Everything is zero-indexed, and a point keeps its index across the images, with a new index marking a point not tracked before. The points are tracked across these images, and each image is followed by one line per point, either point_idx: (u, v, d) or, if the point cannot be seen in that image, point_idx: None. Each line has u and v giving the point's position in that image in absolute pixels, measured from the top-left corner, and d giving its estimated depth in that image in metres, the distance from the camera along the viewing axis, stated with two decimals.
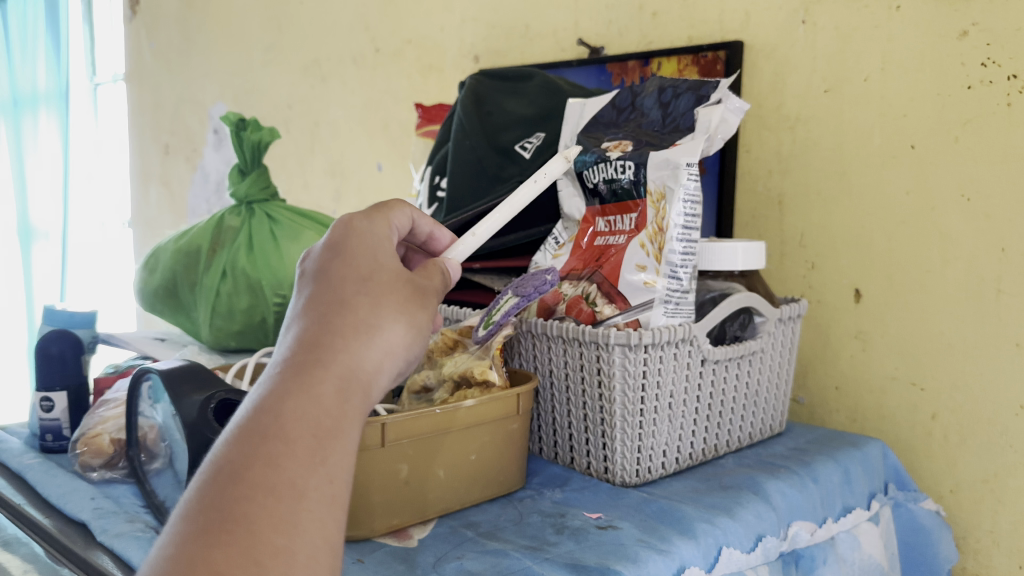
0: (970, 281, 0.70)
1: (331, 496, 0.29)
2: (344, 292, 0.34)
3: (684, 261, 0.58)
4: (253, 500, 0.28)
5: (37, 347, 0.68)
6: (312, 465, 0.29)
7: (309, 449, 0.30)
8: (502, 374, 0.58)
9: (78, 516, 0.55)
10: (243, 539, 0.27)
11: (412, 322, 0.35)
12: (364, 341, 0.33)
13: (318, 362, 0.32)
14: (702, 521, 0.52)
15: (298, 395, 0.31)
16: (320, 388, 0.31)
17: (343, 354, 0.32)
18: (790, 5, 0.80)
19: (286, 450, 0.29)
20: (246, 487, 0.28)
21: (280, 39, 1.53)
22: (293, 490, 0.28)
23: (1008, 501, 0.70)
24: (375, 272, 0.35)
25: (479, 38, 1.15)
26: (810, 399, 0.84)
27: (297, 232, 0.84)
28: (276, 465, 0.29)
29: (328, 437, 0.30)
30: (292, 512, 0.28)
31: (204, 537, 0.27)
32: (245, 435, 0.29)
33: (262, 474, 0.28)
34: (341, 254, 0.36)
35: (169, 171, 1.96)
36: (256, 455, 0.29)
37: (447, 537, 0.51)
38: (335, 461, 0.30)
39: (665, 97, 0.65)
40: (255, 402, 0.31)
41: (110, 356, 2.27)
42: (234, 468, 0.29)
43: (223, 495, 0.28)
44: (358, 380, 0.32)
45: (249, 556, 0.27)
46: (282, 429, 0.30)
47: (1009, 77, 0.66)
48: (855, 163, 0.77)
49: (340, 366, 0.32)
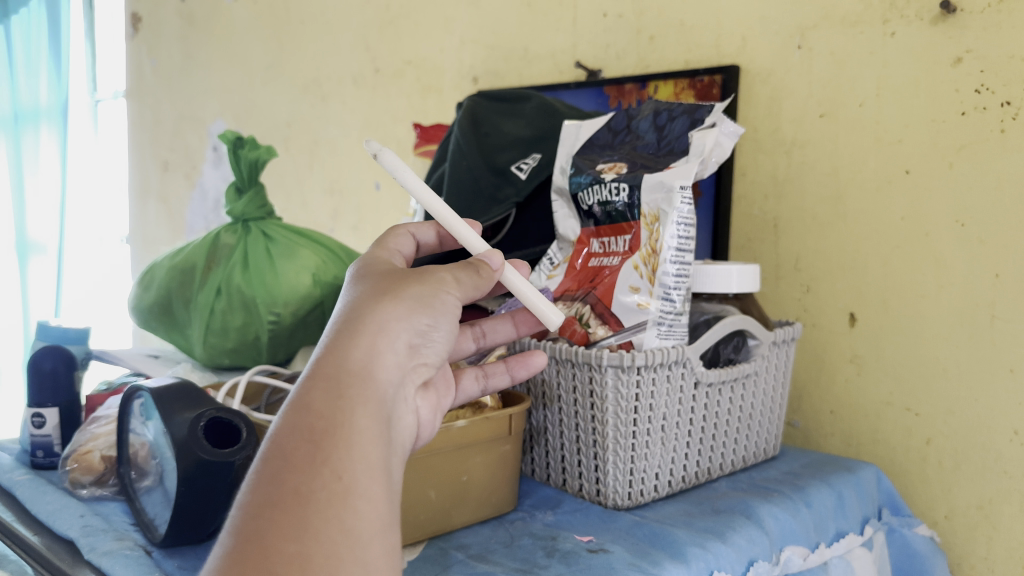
0: (965, 306, 0.70)
1: (341, 492, 0.27)
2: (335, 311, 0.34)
3: (678, 282, 0.58)
4: (263, 517, 0.26)
5: (29, 363, 0.68)
6: (315, 467, 0.28)
7: (309, 453, 0.28)
8: (495, 396, 0.59)
9: (66, 534, 0.54)
10: (255, 554, 0.25)
11: (396, 307, 0.34)
12: (348, 339, 0.32)
13: (308, 372, 0.31)
14: (693, 545, 0.51)
15: (292, 408, 0.30)
16: (310, 394, 0.30)
17: (330, 356, 0.31)
18: (786, 30, 0.81)
19: (287, 461, 0.28)
20: (257, 506, 0.27)
21: (280, 58, 1.55)
22: (297, 495, 0.27)
23: (1003, 528, 0.70)
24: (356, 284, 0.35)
25: (478, 59, 1.15)
26: (804, 423, 0.84)
27: (293, 249, 0.84)
28: (281, 476, 0.28)
29: (327, 435, 0.29)
30: (301, 517, 0.26)
31: (223, 563, 0.26)
32: (254, 464, 0.28)
33: (270, 489, 0.27)
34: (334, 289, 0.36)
35: (169, 188, 1.97)
36: (265, 475, 0.28)
37: (436, 559, 0.50)
38: (340, 457, 0.28)
39: (660, 120, 0.65)
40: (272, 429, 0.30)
41: (105, 371, 2.27)
42: (248, 491, 0.28)
43: (237, 522, 0.27)
44: (351, 374, 0.31)
45: (261, 568, 0.25)
46: (281, 444, 0.28)
47: (1002, 104, 0.66)
48: (850, 187, 0.78)
49: (328, 368, 0.31)
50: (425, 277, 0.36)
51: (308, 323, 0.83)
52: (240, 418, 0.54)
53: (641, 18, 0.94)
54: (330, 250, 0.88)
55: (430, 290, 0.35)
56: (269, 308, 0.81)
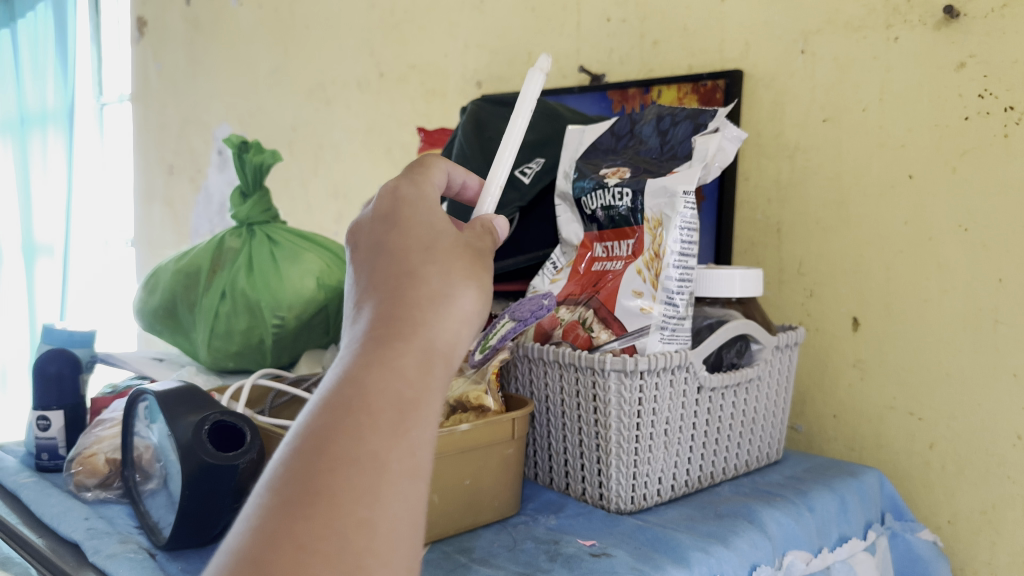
0: (969, 311, 0.70)
1: (412, 469, 0.28)
2: (413, 260, 0.33)
3: (682, 287, 0.58)
4: (335, 473, 0.26)
5: (35, 367, 0.68)
6: (395, 439, 0.28)
7: (391, 421, 0.28)
8: (498, 400, 0.59)
9: (71, 536, 0.55)
10: (326, 512, 0.26)
11: (481, 291, 0.33)
12: (441, 313, 0.31)
13: (398, 334, 0.30)
14: (695, 549, 0.51)
15: (377, 366, 0.29)
16: (402, 361, 0.29)
17: (420, 327, 0.31)
18: (790, 35, 0.81)
19: (367, 421, 0.28)
20: (330, 459, 0.27)
21: (285, 62, 1.55)
22: (375, 461, 0.27)
23: (1006, 533, 0.70)
24: (437, 241, 0.34)
25: (483, 64, 1.16)
26: (807, 427, 0.84)
27: (297, 253, 0.84)
28: (359, 436, 0.27)
29: (409, 410, 0.29)
30: (375, 485, 0.27)
31: (289, 507, 0.26)
32: (328, 413, 0.28)
33: (345, 447, 0.27)
34: (398, 225, 0.34)
35: (174, 191, 1.97)
36: (340, 425, 0.28)
37: (440, 562, 0.50)
38: (417, 433, 0.28)
39: (663, 125, 0.65)
40: (339, 375, 0.29)
41: (110, 375, 2.28)
42: (318, 438, 0.27)
43: (306, 468, 0.27)
44: (437, 352, 0.31)
45: (333, 528, 0.25)
46: (361, 400, 0.28)
47: (1006, 109, 0.67)
48: (854, 192, 0.78)
49: (420, 339, 0.30)
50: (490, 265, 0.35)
51: (312, 326, 0.84)
52: (244, 422, 0.54)
53: (645, 23, 0.94)
54: (334, 254, 0.88)
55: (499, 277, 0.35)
56: (273, 312, 0.82)
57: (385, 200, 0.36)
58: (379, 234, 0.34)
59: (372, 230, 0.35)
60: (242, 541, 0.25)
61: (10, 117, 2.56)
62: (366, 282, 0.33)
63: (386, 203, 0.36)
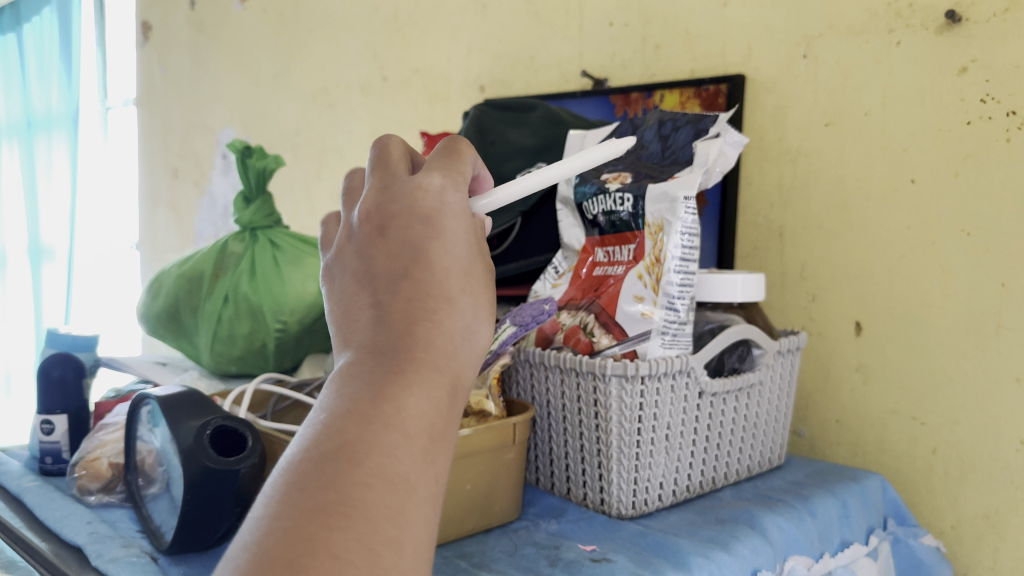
0: (971, 315, 0.70)
1: (433, 493, 0.28)
2: (453, 281, 0.31)
3: (683, 292, 0.58)
4: (370, 490, 0.26)
5: (39, 371, 0.68)
6: (424, 465, 0.28)
7: (422, 447, 0.28)
8: (499, 404, 0.59)
9: (74, 540, 0.55)
10: (361, 524, 0.25)
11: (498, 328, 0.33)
12: (469, 348, 0.31)
13: (434, 361, 0.30)
14: (695, 555, 0.51)
15: (413, 391, 0.29)
16: (435, 390, 0.29)
17: (453, 360, 0.30)
18: (791, 40, 0.81)
19: (401, 443, 0.28)
20: (365, 475, 0.27)
21: (288, 66, 1.56)
22: (406, 483, 0.27)
23: (1009, 538, 0.70)
24: (471, 264, 0.32)
25: (485, 68, 1.16)
26: (810, 431, 0.84)
27: (300, 258, 0.84)
28: (393, 456, 0.27)
29: (436, 438, 0.29)
30: (405, 506, 0.27)
31: (321, 514, 0.25)
32: (364, 429, 0.28)
33: (380, 464, 0.27)
34: (440, 231, 0.32)
35: (178, 195, 1.98)
36: (375, 442, 0.27)
37: (441, 567, 0.51)
38: (441, 462, 0.29)
39: (664, 130, 0.66)
40: (372, 388, 0.29)
41: (114, 377, 2.29)
42: (353, 451, 0.27)
43: (342, 480, 0.26)
44: (462, 386, 0.31)
45: (365, 541, 0.25)
46: (397, 421, 0.28)
47: (1008, 113, 0.66)
48: (856, 197, 0.78)
49: (452, 371, 0.30)
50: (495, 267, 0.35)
51: (314, 331, 0.84)
52: (246, 427, 0.54)
53: (647, 27, 0.94)
54: None
55: None
56: (275, 317, 0.82)
57: (426, 192, 0.33)
58: (417, 231, 0.32)
59: (407, 225, 0.32)
60: (270, 543, 0.24)
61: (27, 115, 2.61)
62: (400, 284, 0.31)
63: (425, 201, 0.32)
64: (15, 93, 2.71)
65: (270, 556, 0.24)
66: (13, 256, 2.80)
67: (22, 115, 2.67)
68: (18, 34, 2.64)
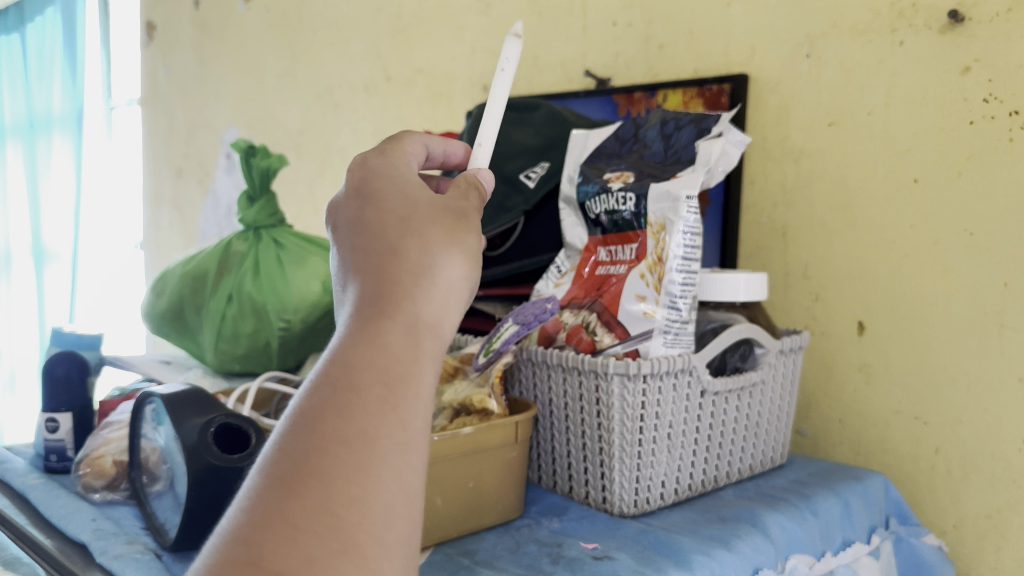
0: (974, 316, 0.70)
1: (405, 443, 0.28)
2: (388, 237, 0.32)
3: (685, 291, 0.58)
4: (325, 455, 0.27)
5: (44, 370, 0.69)
6: (384, 415, 0.28)
7: (379, 397, 0.28)
8: (502, 403, 0.58)
9: (78, 537, 0.55)
10: (317, 491, 0.26)
11: (462, 255, 0.33)
12: (425, 285, 0.31)
13: (381, 310, 0.30)
14: (697, 553, 0.51)
15: (363, 345, 0.29)
16: (387, 337, 0.29)
17: (405, 301, 0.30)
18: (794, 40, 0.81)
19: (354, 399, 0.28)
20: (320, 439, 0.27)
21: (293, 66, 1.56)
22: (366, 439, 0.27)
23: (1010, 538, 0.70)
24: (414, 208, 0.33)
25: (489, 67, 1.16)
26: (813, 431, 0.84)
27: (303, 257, 0.84)
28: (348, 414, 0.28)
29: (397, 384, 0.29)
30: (367, 462, 0.27)
31: (279, 487, 0.26)
32: (317, 396, 0.28)
33: (334, 426, 0.27)
34: (371, 201, 0.33)
35: (182, 195, 1.99)
36: (329, 406, 0.28)
37: (443, 565, 0.51)
38: (408, 409, 0.28)
39: (667, 129, 0.66)
40: (326, 356, 0.30)
41: (119, 377, 2.30)
42: (309, 419, 0.27)
43: (296, 450, 0.27)
44: (423, 328, 0.30)
45: (323, 507, 0.25)
46: (349, 381, 0.28)
47: (1011, 113, 0.66)
48: (859, 197, 0.78)
49: (404, 313, 0.30)
50: (474, 225, 0.35)
51: (318, 330, 0.84)
52: (249, 425, 0.55)
53: (650, 27, 0.94)
54: None
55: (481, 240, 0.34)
56: (279, 315, 0.82)
57: (354, 170, 0.35)
58: (354, 207, 0.34)
59: (347, 205, 0.34)
60: (232, 524, 0.25)
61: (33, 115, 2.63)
62: (349, 259, 0.32)
63: (358, 175, 0.35)
64: (21, 93, 2.72)
65: (231, 535, 0.25)
66: (19, 255, 2.82)
67: (27, 116, 2.68)
68: (22, 34, 2.65)
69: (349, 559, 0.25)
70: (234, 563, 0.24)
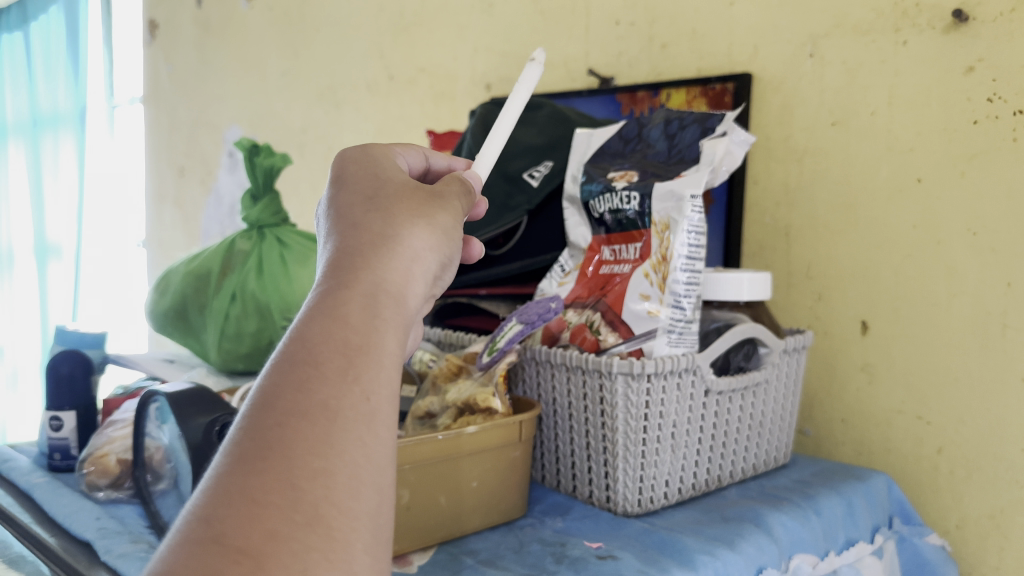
0: (978, 316, 0.70)
1: (369, 414, 0.27)
2: (350, 220, 0.33)
3: (688, 291, 0.58)
4: (284, 427, 0.26)
5: (48, 367, 0.69)
6: (344, 385, 0.28)
7: (339, 367, 0.28)
8: (505, 402, 0.58)
9: (83, 535, 0.55)
10: (277, 463, 0.25)
11: (428, 232, 0.33)
12: (386, 257, 0.31)
13: (342, 283, 0.30)
14: (701, 552, 0.51)
15: (323, 317, 0.29)
16: (346, 307, 0.29)
17: (366, 273, 0.30)
18: (798, 39, 0.81)
19: (313, 371, 0.27)
20: (280, 412, 0.26)
21: (295, 64, 1.56)
22: (326, 409, 0.27)
23: (1013, 537, 0.70)
24: (382, 192, 0.34)
25: (491, 66, 1.16)
26: (816, 431, 0.84)
27: (307, 256, 0.86)
28: (307, 388, 0.27)
29: (358, 353, 0.28)
30: (328, 432, 0.26)
31: (239, 464, 0.25)
32: (276, 370, 0.28)
33: (294, 399, 0.27)
34: (336, 192, 0.34)
35: (184, 193, 1.99)
36: (289, 380, 0.27)
37: (446, 564, 0.51)
38: (370, 379, 0.28)
39: (671, 129, 0.66)
40: (287, 334, 0.29)
41: (122, 375, 2.30)
42: (269, 395, 0.27)
43: (256, 424, 0.26)
44: (384, 296, 0.30)
45: (284, 478, 0.25)
46: (308, 353, 0.28)
47: (1014, 113, 0.66)
48: (863, 197, 0.78)
49: (365, 284, 0.30)
50: (449, 207, 0.35)
51: None
52: None
53: (653, 26, 0.94)
54: None
55: (452, 220, 0.35)
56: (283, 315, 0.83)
57: (332, 165, 0.37)
58: (328, 198, 0.34)
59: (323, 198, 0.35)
60: (192, 504, 0.25)
61: (37, 113, 2.63)
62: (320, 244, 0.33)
63: (335, 169, 0.36)
64: (24, 91, 2.72)
65: (191, 516, 0.24)
66: (21, 252, 2.82)
67: (30, 114, 2.68)
68: (24, 32, 2.65)
69: (313, 530, 0.24)
70: (194, 541, 0.23)
